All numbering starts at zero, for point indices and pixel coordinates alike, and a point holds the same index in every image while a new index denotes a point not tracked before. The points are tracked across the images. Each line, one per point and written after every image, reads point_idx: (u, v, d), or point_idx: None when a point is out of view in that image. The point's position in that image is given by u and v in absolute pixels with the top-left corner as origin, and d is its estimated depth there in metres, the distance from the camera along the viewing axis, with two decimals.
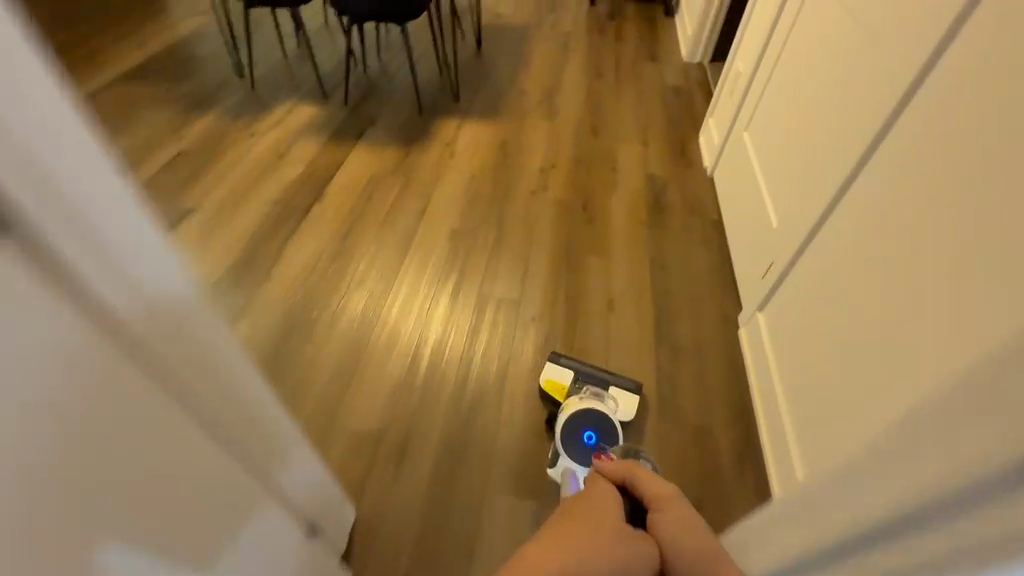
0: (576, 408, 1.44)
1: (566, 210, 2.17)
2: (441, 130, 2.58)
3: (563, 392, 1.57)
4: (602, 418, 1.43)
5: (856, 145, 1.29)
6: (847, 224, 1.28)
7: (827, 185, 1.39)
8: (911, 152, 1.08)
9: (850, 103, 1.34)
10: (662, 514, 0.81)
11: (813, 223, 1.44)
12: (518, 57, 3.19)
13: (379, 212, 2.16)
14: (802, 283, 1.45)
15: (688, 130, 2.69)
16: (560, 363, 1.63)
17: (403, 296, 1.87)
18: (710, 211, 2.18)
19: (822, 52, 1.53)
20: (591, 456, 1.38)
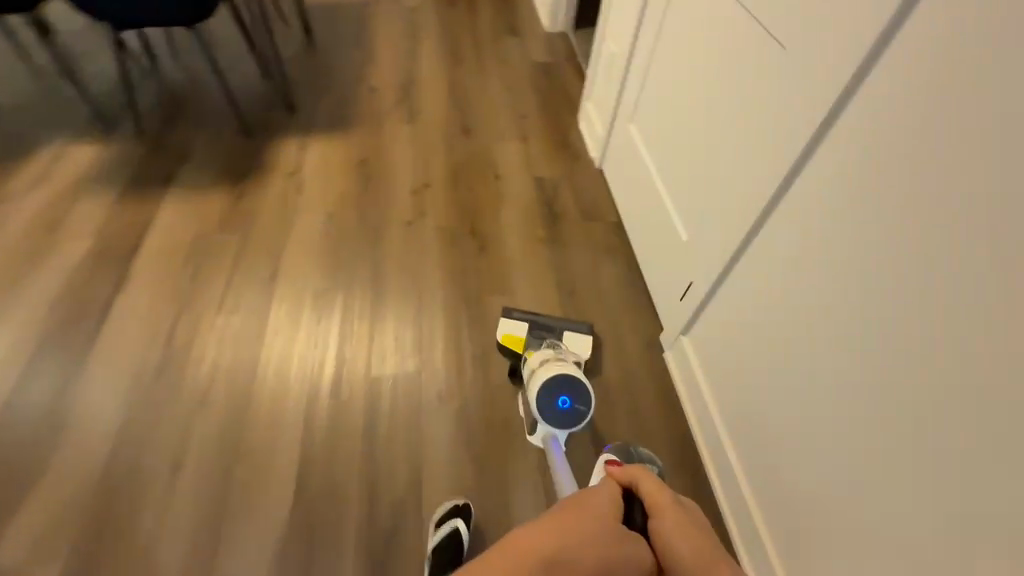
0: (542, 376, 1.27)
1: (452, 240, 1.85)
2: (281, 155, 2.09)
3: (521, 344, 1.54)
4: (570, 379, 1.26)
5: (786, 154, 1.16)
6: (790, 249, 1.18)
7: (754, 199, 1.27)
8: (867, 180, 0.98)
9: (773, 105, 1.21)
10: (665, 517, 0.60)
11: (740, 234, 1.33)
12: (359, 45, 2.68)
13: (217, 285, 1.69)
14: (739, 305, 1.36)
15: (566, 114, 2.45)
16: (513, 317, 1.59)
17: (271, 398, 1.48)
18: (607, 215, 2.01)
19: (724, 41, 1.37)
20: (567, 421, 1.25)
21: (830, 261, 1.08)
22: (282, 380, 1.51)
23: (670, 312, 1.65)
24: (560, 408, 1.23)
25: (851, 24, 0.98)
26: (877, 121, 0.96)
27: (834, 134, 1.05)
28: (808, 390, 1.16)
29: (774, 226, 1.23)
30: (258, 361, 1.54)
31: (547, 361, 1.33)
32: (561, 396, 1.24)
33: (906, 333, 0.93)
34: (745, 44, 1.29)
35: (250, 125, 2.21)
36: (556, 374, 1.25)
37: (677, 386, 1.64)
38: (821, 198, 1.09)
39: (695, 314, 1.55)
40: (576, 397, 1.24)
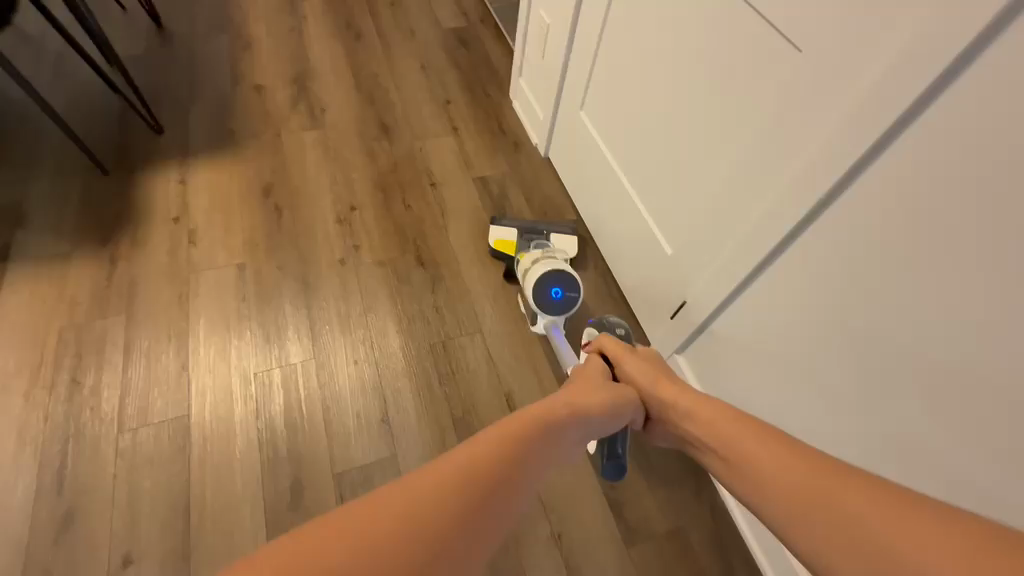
0: (533, 269, 1.32)
1: (397, 276, 1.56)
2: (158, 196, 1.65)
3: (513, 248, 1.58)
4: (560, 271, 1.31)
5: (808, 180, 0.91)
6: (817, 291, 0.96)
7: (760, 228, 1.03)
8: (932, 223, 0.75)
9: (785, 113, 0.94)
10: (625, 360, 1.00)
11: (726, 255, 1.14)
12: (228, 31, 2.17)
13: (108, 392, 1.31)
14: (749, 343, 1.15)
15: (496, 90, 2.14)
16: (503, 224, 1.62)
17: (219, 524, 1.18)
18: (564, 212, 1.79)
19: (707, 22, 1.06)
20: (561, 309, 1.31)
21: (879, 314, 0.86)
22: (228, 500, 1.21)
23: (654, 328, 1.48)
24: (553, 299, 1.30)
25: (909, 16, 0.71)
26: (950, 150, 0.71)
27: (880, 160, 0.80)
28: (834, 445, 1.00)
29: (793, 260, 0.99)
30: (189, 483, 1.22)
31: (537, 257, 1.37)
32: (554, 287, 1.30)
33: (992, 415, 0.74)
34: (738, 28, 1.00)
35: (105, 161, 1.72)
36: (545, 268, 1.30)
37: None
38: (861, 236, 0.86)
39: (689, 339, 1.34)
40: (568, 287, 1.31)
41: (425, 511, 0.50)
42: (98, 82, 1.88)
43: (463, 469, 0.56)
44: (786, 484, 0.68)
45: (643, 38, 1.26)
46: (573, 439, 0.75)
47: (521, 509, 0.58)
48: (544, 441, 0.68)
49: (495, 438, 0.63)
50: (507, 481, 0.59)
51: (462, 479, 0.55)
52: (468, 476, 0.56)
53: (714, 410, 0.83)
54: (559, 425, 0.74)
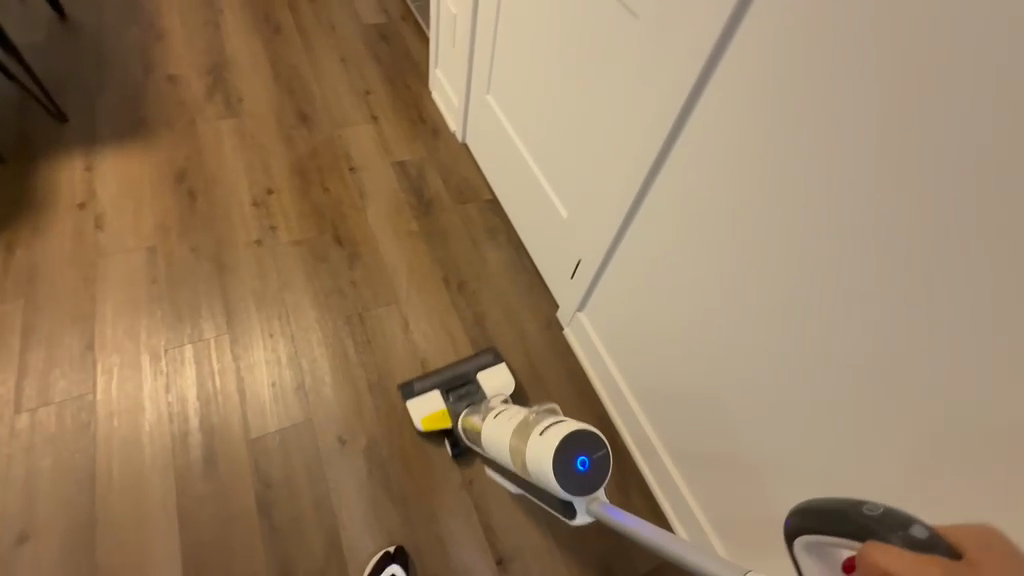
0: (540, 447, 0.88)
1: (314, 255, 1.60)
2: (61, 184, 1.62)
3: (444, 416, 1.33)
4: (574, 434, 0.87)
5: (663, 133, 1.03)
6: (689, 225, 1.04)
7: (630, 173, 1.15)
8: (775, 164, 0.84)
9: (631, 71, 1.08)
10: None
11: (621, 221, 1.22)
12: (140, 22, 2.14)
13: (5, 374, 1.27)
14: (639, 288, 1.24)
15: (416, 81, 2.21)
16: (419, 391, 1.35)
17: (127, 496, 1.18)
18: (481, 192, 1.88)
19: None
20: (596, 482, 0.87)
21: (737, 237, 0.95)
22: (138, 472, 1.21)
23: (560, 294, 1.59)
24: (582, 475, 0.85)
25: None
26: (764, 78, 0.82)
27: (712, 97, 0.92)
28: (727, 389, 1.06)
29: (665, 200, 1.09)
30: (95, 458, 1.21)
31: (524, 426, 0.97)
32: (578, 457, 0.86)
33: (862, 338, 0.79)
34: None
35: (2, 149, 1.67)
36: (555, 441, 0.86)
37: (580, 359, 1.57)
38: (708, 168, 0.97)
39: (587, 292, 1.45)
40: (593, 447, 0.87)
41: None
42: None
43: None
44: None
45: (531, 25, 1.37)
46: None
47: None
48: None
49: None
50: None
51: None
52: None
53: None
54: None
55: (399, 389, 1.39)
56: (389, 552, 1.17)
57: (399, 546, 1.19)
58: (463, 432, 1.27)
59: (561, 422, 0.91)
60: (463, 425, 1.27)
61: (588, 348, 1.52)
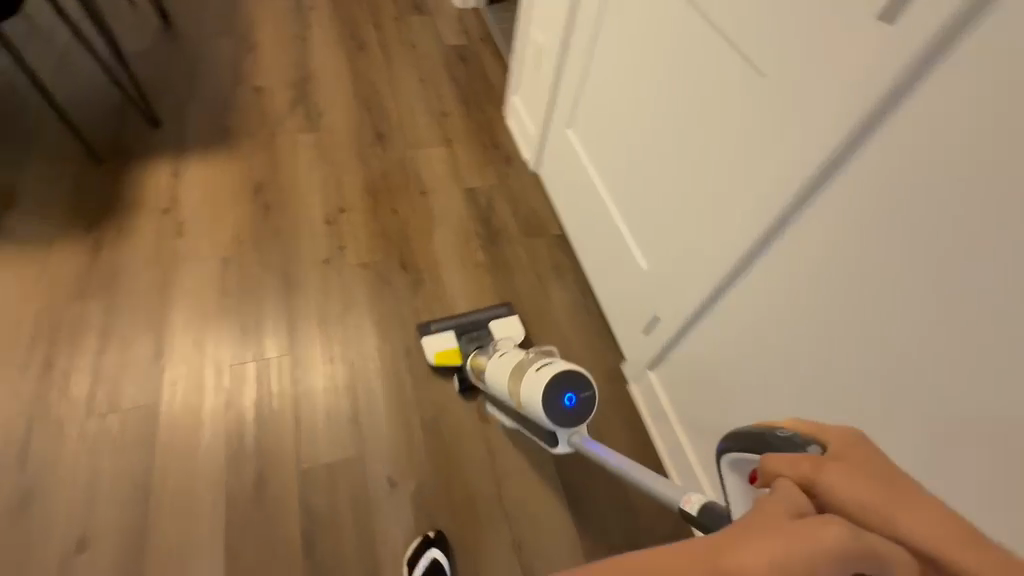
0: (535, 384, 1.08)
1: (379, 278, 1.58)
2: (149, 188, 1.67)
3: (456, 355, 1.42)
4: (562, 374, 1.07)
5: (774, 188, 0.94)
6: (804, 289, 0.94)
7: (734, 236, 1.05)
8: (925, 233, 0.74)
9: (751, 131, 0.98)
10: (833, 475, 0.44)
11: (711, 277, 1.13)
12: (235, 34, 2.23)
13: (80, 375, 1.30)
14: (729, 352, 1.13)
15: (492, 106, 2.19)
16: (435, 331, 1.45)
17: (178, 516, 1.17)
18: (550, 227, 1.82)
19: (687, 37, 1.10)
20: (578, 417, 1.08)
21: (868, 305, 0.83)
22: (191, 492, 1.20)
23: (628, 346, 1.49)
24: (568, 408, 1.07)
25: (860, 41, 0.76)
26: (922, 140, 0.72)
27: (855, 162, 0.82)
28: None
29: (775, 264, 0.98)
30: (153, 472, 1.21)
31: (520, 369, 1.16)
32: (566, 395, 1.07)
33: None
34: (712, 46, 1.04)
35: (100, 150, 1.75)
36: (546, 378, 1.07)
37: (643, 416, 1.47)
38: (835, 230, 0.86)
39: (660, 349, 1.36)
40: (581, 388, 1.08)
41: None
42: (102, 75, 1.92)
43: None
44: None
45: (625, 61, 1.32)
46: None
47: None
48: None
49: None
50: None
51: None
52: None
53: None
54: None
55: (417, 328, 1.50)
56: (429, 537, 1.19)
57: (438, 531, 1.21)
58: (471, 371, 1.35)
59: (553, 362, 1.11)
60: (472, 364, 1.35)
61: (654, 409, 1.42)
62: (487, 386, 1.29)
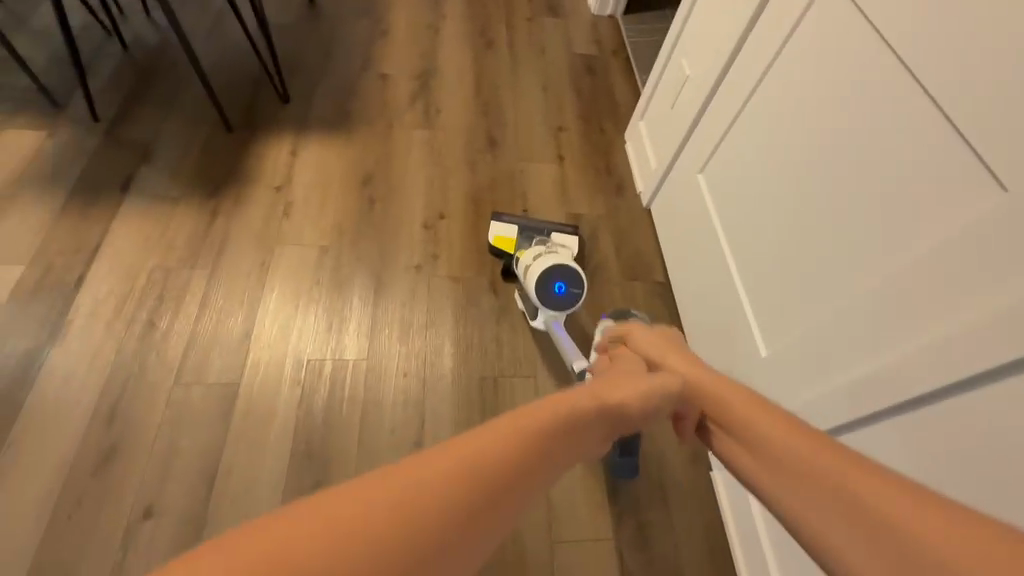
0: (538, 267, 1.34)
1: (467, 295, 1.52)
2: (269, 162, 1.72)
3: (512, 245, 1.54)
4: (563, 266, 1.33)
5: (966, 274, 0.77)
6: (999, 455, 0.72)
7: (904, 367, 0.85)
8: None
9: (967, 254, 0.77)
10: (641, 342, 0.91)
11: (853, 373, 0.95)
12: (372, 17, 2.24)
13: (176, 340, 1.35)
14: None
15: (612, 126, 2.05)
16: (504, 221, 1.58)
17: (235, 504, 1.18)
18: (653, 272, 1.67)
19: (889, 112, 0.89)
20: (560, 304, 1.34)
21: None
22: (251, 482, 1.20)
23: None
24: (555, 294, 1.33)
25: None
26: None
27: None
28: None
29: (965, 419, 0.77)
30: (222, 453, 1.23)
31: (535, 254, 1.40)
32: (557, 282, 1.33)
33: None
34: (884, 90, 0.90)
35: (231, 117, 1.82)
36: (546, 265, 1.33)
37: (721, 506, 1.30)
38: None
39: None
40: (571, 282, 1.34)
41: (271, 569, 0.33)
42: (245, 44, 2.00)
43: (358, 511, 0.37)
44: (804, 459, 0.51)
45: (778, 103, 1.15)
46: (597, 436, 0.59)
47: (486, 542, 0.41)
48: (561, 435, 0.52)
49: (498, 436, 0.47)
50: (522, 488, 0.45)
51: (444, 505, 0.40)
52: (395, 525, 0.37)
53: (758, 408, 0.62)
54: (582, 423, 0.57)
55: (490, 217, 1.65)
56: None
57: None
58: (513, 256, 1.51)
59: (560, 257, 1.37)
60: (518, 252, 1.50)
61: (740, 510, 1.25)
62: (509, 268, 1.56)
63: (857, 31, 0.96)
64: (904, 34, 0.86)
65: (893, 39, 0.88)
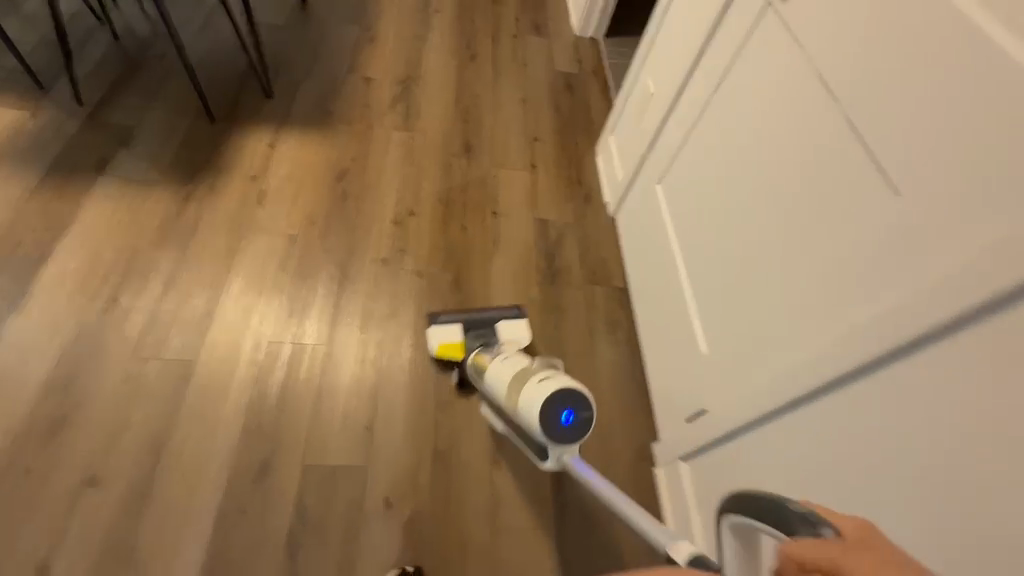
0: (535, 396, 1.06)
1: (430, 290, 1.57)
2: (247, 153, 1.77)
3: (459, 349, 1.41)
4: (569, 391, 1.05)
5: (861, 263, 0.86)
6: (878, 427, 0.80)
7: (817, 358, 0.91)
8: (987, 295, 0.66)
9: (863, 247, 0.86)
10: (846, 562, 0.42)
11: (778, 363, 1.01)
12: (362, 24, 2.33)
13: (137, 315, 1.38)
14: (779, 475, 0.98)
15: (585, 140, 2.14)
16: (443, 322, 1.43)
17: (180, 477, 1.19)
18: (614, 277, 1.73)
19: (814, 125, 0.97)
20: (574, 436, 1.06)
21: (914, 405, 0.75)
22: (199, 456, 1.22)
23: (668, 429, 1.38)
24: (564, 425, 1.05)
25: (958, 123, 0.71)
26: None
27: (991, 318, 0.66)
28: None
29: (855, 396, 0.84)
30: (171, 427, 1.24)
31: (521, 376, 1.13)
32: (564, 411, 1.05)
33: None
34: (802, 102, 1.00)
35: (214, 109, 1.87)
36: (546, 391, 1.05)
37: (661, 499, 1.35)
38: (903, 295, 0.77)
39: (701, 446, 1.23)
40: (579, 407, 1.05)
41: None
42: (234, 41, 2.06)
43: None
44: None
45: (722, 116, 1.26)
46: None
47: None
48: None
49: None
50: None
51: None
52: None
53: None
54: None
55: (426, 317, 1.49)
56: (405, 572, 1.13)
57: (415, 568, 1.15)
58: (470, 367, 1.32)
59: (557, 373, 1.11)
60: (474, 361, 1.31)
61: (676, 502, 1.30)
62: (483, 389, 1.28)
63: (786, 53, 1.05)
64: (817, 53, 0.97)
65: (808, 59, 0.99)
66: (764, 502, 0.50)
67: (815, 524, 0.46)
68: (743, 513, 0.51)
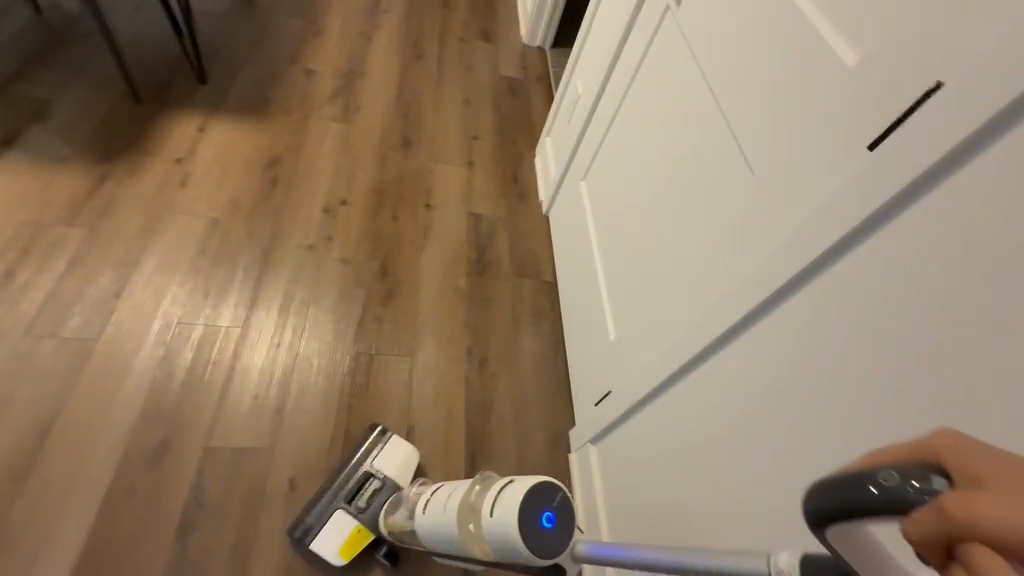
0: (492, 529, 0.79)
1: (356, 277, 1.56)
2: (174, 136, 1.73)
3: (358, 532, 1.14)
4: (529, 500, 0.76)
5: (731, 242, 0.92)
6: (742, 393, 0.86)
7: (697, 333, 0.97)
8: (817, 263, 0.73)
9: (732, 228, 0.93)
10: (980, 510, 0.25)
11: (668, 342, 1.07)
12: (307, 18, 2.33)
13: (35, 291, 1.32)
14: (666, 446, 1.04)
15: (524, 141, 2.19)
16: (320, 526, 1.13)
17: (70, 457, 1.14)
18: (543, 271, 1.77)
19: (697, 116, 1.04)
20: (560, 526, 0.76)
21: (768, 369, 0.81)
22: (92, 436, 1.17)
23: (582, 414, 1.42)
24: (551, 531, 0.75)
25: (800, 110, 0.79)
26: (884, 269, 0.65)
27: (822, 279, 0.74)
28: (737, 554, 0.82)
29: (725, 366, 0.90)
30: (64, 406, 1.19)
31: (462, 513, 0.88)
32: (542, 512, 0.76)
33: None
34: (690, 98, 1.08)
35: (141, 91, 1.82)
36: (505, 525, 0.76)
37: (572, 482, 1.39)
38: (759, 269, 0.84)
39: (608, 427, 1.27)
40: (546, 501, 0.77)
41: None
42: (169, 25, 2.02)
43: None
44: None
45: (631, 114, 1.33)
46: None
47: None
48: None
49: None
50: None
51: None
52: None
53: None
54: None
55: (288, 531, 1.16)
56: None
57: None
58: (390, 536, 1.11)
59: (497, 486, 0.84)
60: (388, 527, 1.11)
61: (585, 483, 1.33)
62: (423, 545, 1.01)
63: (679, 52, 1.13)
64: (700, 52, 1.05)
65: (695, 57, 1.06)
66: (851, 499, 0.29)
67: (920, 479, 0.27)
68: (838, 522, 0.30)
